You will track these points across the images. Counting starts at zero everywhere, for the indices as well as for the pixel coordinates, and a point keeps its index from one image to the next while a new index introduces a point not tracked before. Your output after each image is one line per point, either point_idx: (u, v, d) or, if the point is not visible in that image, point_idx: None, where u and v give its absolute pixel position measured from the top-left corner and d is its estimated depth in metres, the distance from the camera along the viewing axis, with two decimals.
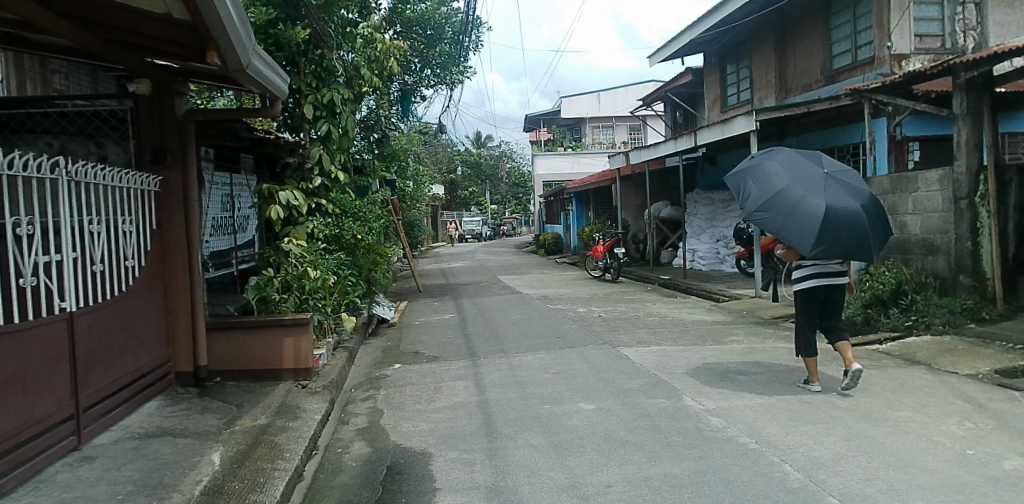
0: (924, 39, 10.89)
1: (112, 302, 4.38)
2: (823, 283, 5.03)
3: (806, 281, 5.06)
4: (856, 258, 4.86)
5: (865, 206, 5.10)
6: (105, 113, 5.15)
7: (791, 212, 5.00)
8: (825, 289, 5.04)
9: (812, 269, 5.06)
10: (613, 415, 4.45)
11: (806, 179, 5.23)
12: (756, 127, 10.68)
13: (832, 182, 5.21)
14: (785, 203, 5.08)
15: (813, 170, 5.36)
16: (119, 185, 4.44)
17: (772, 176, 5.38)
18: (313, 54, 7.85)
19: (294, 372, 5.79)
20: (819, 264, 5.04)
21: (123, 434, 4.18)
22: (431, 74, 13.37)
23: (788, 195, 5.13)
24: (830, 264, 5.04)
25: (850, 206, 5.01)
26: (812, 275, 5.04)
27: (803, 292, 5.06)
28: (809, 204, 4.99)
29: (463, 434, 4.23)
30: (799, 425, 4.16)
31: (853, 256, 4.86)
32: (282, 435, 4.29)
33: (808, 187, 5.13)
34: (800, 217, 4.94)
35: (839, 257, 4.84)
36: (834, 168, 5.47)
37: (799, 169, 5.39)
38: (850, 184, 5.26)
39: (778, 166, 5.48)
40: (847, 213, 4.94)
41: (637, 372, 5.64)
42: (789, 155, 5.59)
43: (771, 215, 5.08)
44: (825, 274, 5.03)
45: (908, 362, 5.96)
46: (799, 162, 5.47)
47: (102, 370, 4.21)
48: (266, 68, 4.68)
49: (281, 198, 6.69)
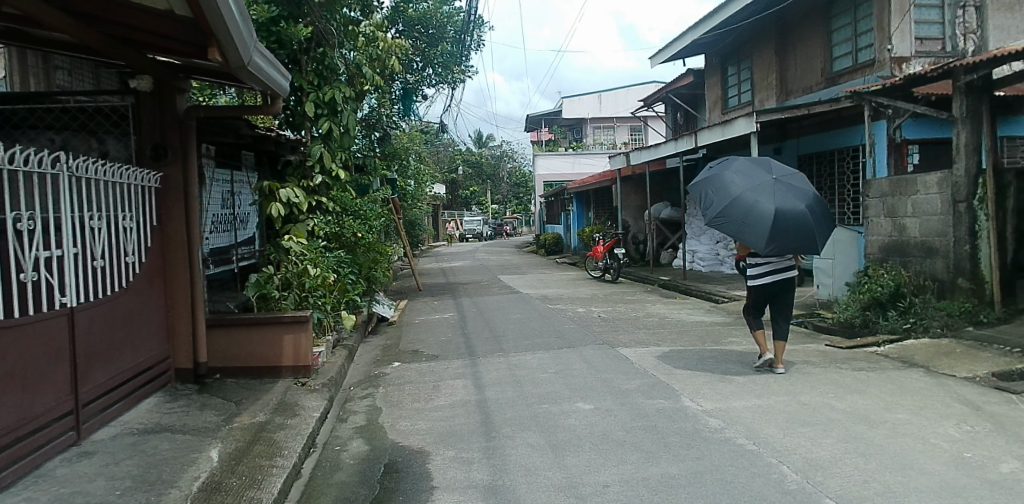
0: (924, 42, 10.91)
1: (112, 297, 4.39)
2: (776, 278, 5.77)
3: (763, 277, 5.79)
4: (805, 252, 5.54)
5: (810, 206, 5.79)
6: (106, 109, 5.14)
7: (746, 216, 5.67)
8: (780, 283, 5.78)
9: (764, 268, 5.77)
10: (611, 415, 4.46)
11: (757, 184, 5.92)
12: (756, 128, 10.69)
13: (780, 185, 5.91)
14: (741, 207, 5.75)
15: (763, 177, 6.06)
16: (119, 181, 4.45)
17: (728, 184, 6.07)
18: (314, 53, 7.86)
19: (293, 369, 5.79)
20: (770, 262, 5.77)
21: (122, 430, 4.18)
22: (432, 73, 13.33)
23: (743, 201, 5.80)
24: (779, 262, 5.76)
25: (797, 206, 5.70)
26: (767, 272, 5.77)
27: (761, 287, 5.80)
28: (761, 207, 5.66)
29: (461, 433, 4.25)
30: (797, 426, 4.17)
31: (801, 250, 5.54)
32: (281, 432, 4.31)
33: (760, 193, 5.80)
34: (755, 219, 5.61)
35: (790, 252, 5.51)
36: (783, 173, 6.17)
37: (752, 177, 6.09)
38: (796, 187, 5.97)
39: (733, 175, 6.18)
40: (794, 213, 5.62)
41: (635, 372, 5.65)
42: (742, 164, 6.30)
43: (729, 219, 5.75)
44: (776, 270, 5.77)
45: (906, 365, 5.97)
46: (751, 170, 6.17)
47: (102, 366, 4.23)
48: (266, 63, 4.66)
49: (282, 195, 6.68)
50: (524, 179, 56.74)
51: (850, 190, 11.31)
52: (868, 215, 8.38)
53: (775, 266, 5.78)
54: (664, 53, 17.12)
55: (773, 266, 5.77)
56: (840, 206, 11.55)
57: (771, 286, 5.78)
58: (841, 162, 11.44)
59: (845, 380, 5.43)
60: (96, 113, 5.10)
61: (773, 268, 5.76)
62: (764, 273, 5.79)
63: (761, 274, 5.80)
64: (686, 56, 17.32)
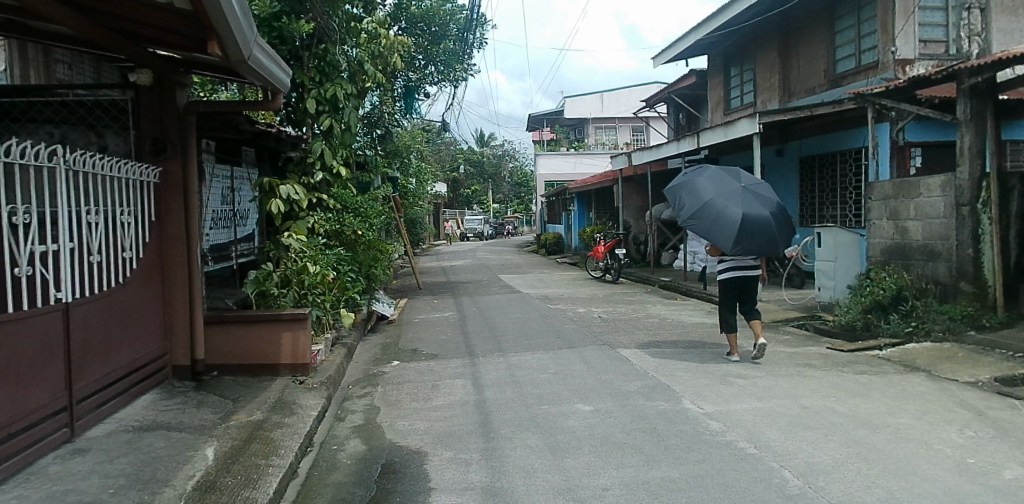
0: (928, 44, 10.85)
1: (109, 293, 4.36)
2: (739, 274, 6.35)
3: (727, 272, 6.39)
4: (767, 253, 6.19)
5: (773, 213, 6.45)
6: (106, 103, 5.15)
7: (715, 218, 6.30)
8: (742, 279, 6.37)
9: (729, 264, 6.38)
10: (611, 417, 4.42)
11: (727, 191, 6.57)
12: (758, 129, 10.63)
13: (748, 194, 6.57)
14: (712, 211, 6.39)
15: (733, 185, 6.71)
16: (117, 175, 4.41)
17: (701, 190, 6.70)
18: (315, 49, 7.83)
19: (291, 367, 5.76)
20: (735, 260, 6.36)
21: (117, 427, 4.14)
22: (435, 71, 13.25)
23: (714, 205, 6.44)
24: (744, 259, 6.34)
25: (762, 213, 6.35)
26: (730, 268, 6.37)
27: (725, 281, 6.40)
28: (730, 211, 6.30)
29: (459, 433, 4.21)
30: (799, 430, 4.13)
31: (764, 251, 6.18)
32: (278, 431, 4.27)
33: (729, 199, 6.45)
34: (723, 222, 6.24)
35: (754, 253, 6.14)
36: (750, 182, 6.84)
37: (722, 185, 6.73)
38: (762, 195, 6.63)
39: (706, 182, 6.82)
40: (759, 218, 6.28)
41: (636, 374, 5.61)
42: (714, 172, 6.95)
43: (701, 221, 6.39)
44: (740, 267, 6.35)
45: (908, 368, 5.93)
46: (722, 178, 6.82)
47: (98, 362, 4.19)
48: (266, 59, 4.62)
49: (282, 192, 6.67)
50: (525, 178, 56.64)
51: (852, 193, 11.27)
52: (871, 217, 8.33)
53: (737, 262, 6.36)
54: (666, 54, 17.07)
55: (735, 263, 6.36)
56: (842, 208, 11.50)
57: (735, 281, 6.37)
58: (843, 165, 11.41)
59: (848, 384, 5.38)
60: (95, 107, 5.14)
61: (734, 265, 6.34)
62: (729, 270, 6.39)
63: (725, 268, 6.41)
64: (688, 56, 17.26)
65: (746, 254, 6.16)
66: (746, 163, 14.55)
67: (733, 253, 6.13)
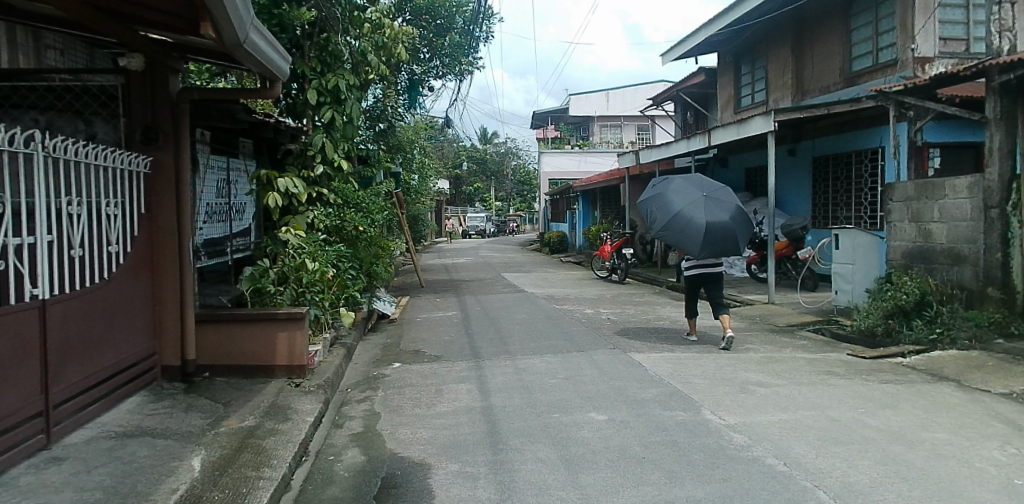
0: (948, 42, 10.53)
1: (92, 289, 4.07)
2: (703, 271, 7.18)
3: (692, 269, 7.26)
4: (732, 253, 6.97)
5: (734, 215, 7.20)
6: (94, 89, 4.85)
7: (682, 227, 7.09)
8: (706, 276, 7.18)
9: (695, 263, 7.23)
10: (627, 428, 4.13)
11: (691, 202, 7.31)
12: (773, 128, 10.27)
13: (710, 201, 7.32)
14: (679, 222, 7.16)
15: (697, 194, 7.46)
16: (102, 164, 4.12)
17: (669, 201, 7.48)
18: (318, 38, 7.57)
19: (287, 369, 5.48)
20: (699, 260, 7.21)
21: (98, 433, 3.87)
22: (439, 64, 12.96)
23: (680, 215, 7.22)
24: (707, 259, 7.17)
25: (723, 217, 7.11)
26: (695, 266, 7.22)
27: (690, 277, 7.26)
28: (695, 220, 7.07)
29: (466, 443, 3.93)
30: (831, 446, 3.83)
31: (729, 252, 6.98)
32: (271, 439, 3.99)
33: (693, 207, 7.22)
34: (689, 231, 7.02)
35: (720, 254, 6.93)
36: (712, 189, 7.58)
37: (687, 194, 7.49)
38: (722, 201, 7.37)
39: (672, 193, 7.57)
40: (721, 223, 7.03)
41: (651, 380, 5.31)
42: (679, 184, 7.68)
43: (669, 231, 7.17)
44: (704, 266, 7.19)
45: (935, 378, 5.63)
46: (686, 188, 7.56)
47: (78, 364, 3.91)
48: (264, 43, 4.35)
49: (280, 185, 6.35)
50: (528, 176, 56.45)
51: (867, 194, 10.99)
52: (891, 219, 8.04)
53: (703, 261, 7.21)
54: (675, 51, 16.76)
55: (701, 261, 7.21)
56: (857, 209, 11.20)
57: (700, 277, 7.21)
58: (859, 165, 11.12)
59: (874, 394, 5.08)
60: (83, 93, 4.82)
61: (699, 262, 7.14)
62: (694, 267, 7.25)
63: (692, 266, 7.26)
64: (697, 54, 16.95)
65: (712, 257, 6.96)
66: (757, 162, 14.27)
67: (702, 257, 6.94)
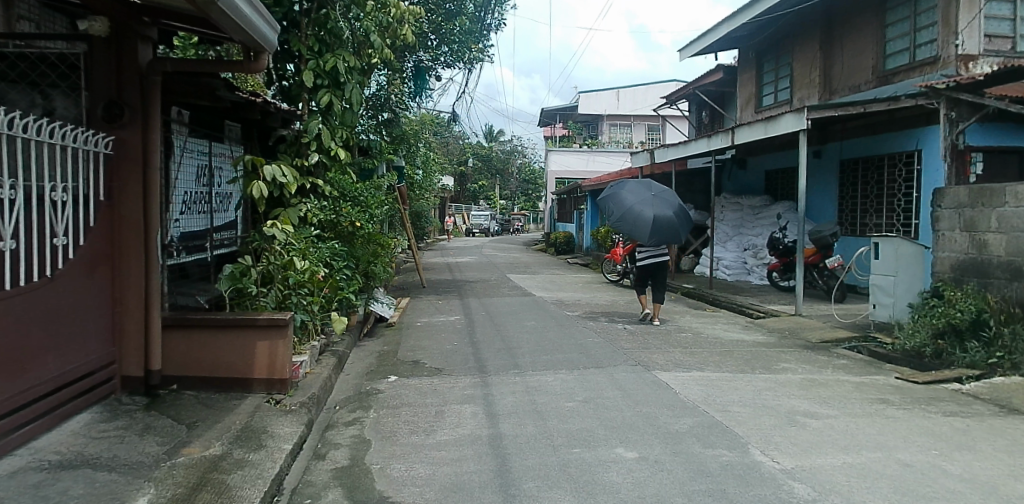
0: (994, 39, 9.84)
1: (27, 290, 3.40)
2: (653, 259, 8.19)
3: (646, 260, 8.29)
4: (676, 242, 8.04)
5: (677, 212, 8.30)
6: (53, 58, 4.19)
7: (634, 219, 8.14)
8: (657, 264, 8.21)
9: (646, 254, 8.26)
10: (663, 471, 3.45)
11: (642, 199, 8.41)
12: (806, 126, 9.52)
13: (659, 200, 8.40)
14: (630, 215, 8.24)
15: (647, 194, 8.53)
16: (45, 142, 3.43)
17: (623, 200, 8.54)
18: (316, 14, 6.85)
19: (266, 383, 4.81)
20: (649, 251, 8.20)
21: (28, 464, 3.19)
22: (447, 51, 12.11)
23: (632, 209, 8.28)
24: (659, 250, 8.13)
25: (669, 213, 8.18)
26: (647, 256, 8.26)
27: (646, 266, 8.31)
28: (645, 214, 8.12)
29: (470, 487, 3.26)
30: (913, 502, 3.14)
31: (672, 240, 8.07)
32: (237, 474, 3.32)
33: (644, 203, 8.30)
34: (640, 223, 8.05)
35: (665, 242, 7.98)
36: (660, 191, 8.67)
37: (639, 195, 8.55)
38: (668, 200, 8.48)
39: (626, 193, 8.66)
40: (667, 216, 8.11)
41: (683, 408, 4.62)
42: (631, 186, 8.79)
43: (622, 223, 8.25)
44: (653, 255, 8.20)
45: (1006, 410, 4.92)
46: (638, 190, 8.66)
47: (7, 380, 3.24)
48: (247, 6, 3.66)
49: (267, 174, 5.54)
50: (534, 175, 55.66)
51: (901, 199, 10.27)
52: (938, 228, 7.36)
53: (653, 251, 8.19)
54: (693, 47, 16.04)
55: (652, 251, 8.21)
56: (889, 216, 10.52)
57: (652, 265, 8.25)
58: (892, 169, 10.41)
59: (944, 431, 4.37)
60: (39, 62, 4.17)
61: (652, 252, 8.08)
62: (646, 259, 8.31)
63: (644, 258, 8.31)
64: (717, 50, 16.23)
65: (658, 244, 7.99)
66: (778, 165, 13.59)
67: (651, 244, 7.96)
